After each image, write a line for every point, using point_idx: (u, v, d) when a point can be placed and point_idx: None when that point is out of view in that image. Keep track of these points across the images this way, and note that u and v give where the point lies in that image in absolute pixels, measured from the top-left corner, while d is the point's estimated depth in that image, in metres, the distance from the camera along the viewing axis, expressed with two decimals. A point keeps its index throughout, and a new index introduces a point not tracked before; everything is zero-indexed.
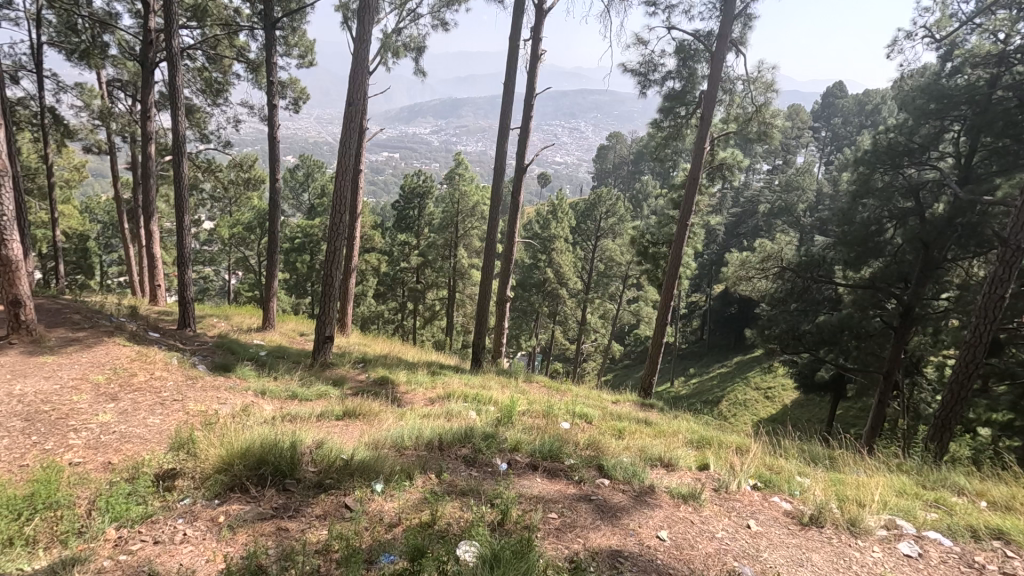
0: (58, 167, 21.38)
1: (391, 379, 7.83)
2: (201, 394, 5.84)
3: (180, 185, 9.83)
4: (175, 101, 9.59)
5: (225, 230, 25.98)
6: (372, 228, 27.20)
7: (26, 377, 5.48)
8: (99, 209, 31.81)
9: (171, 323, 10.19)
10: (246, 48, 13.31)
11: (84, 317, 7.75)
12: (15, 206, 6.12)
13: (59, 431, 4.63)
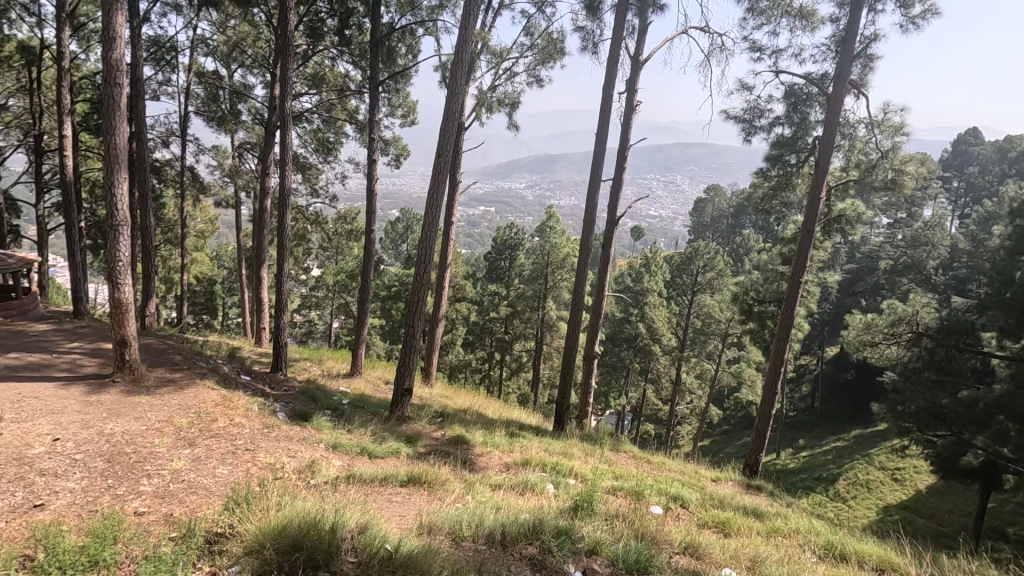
0: (195, 219, 24.01)
1: (467, 438, 7.38)
2: (274, 445, 5.71)
3: (283, 234, 10.30)
4: (284, 158, 10.16)
5: (331, 278, 27.66)
6: (464, 278, 27.73)
7: (119, 417, 5.69)
8: (226, 257, 35.19)
9: (264, 367, 10.51)
10: (356, 110, 14.18)
11: (184, 358, 8.12)
12: (130, 254, 6.60)
13: (133, 475, 4.62)
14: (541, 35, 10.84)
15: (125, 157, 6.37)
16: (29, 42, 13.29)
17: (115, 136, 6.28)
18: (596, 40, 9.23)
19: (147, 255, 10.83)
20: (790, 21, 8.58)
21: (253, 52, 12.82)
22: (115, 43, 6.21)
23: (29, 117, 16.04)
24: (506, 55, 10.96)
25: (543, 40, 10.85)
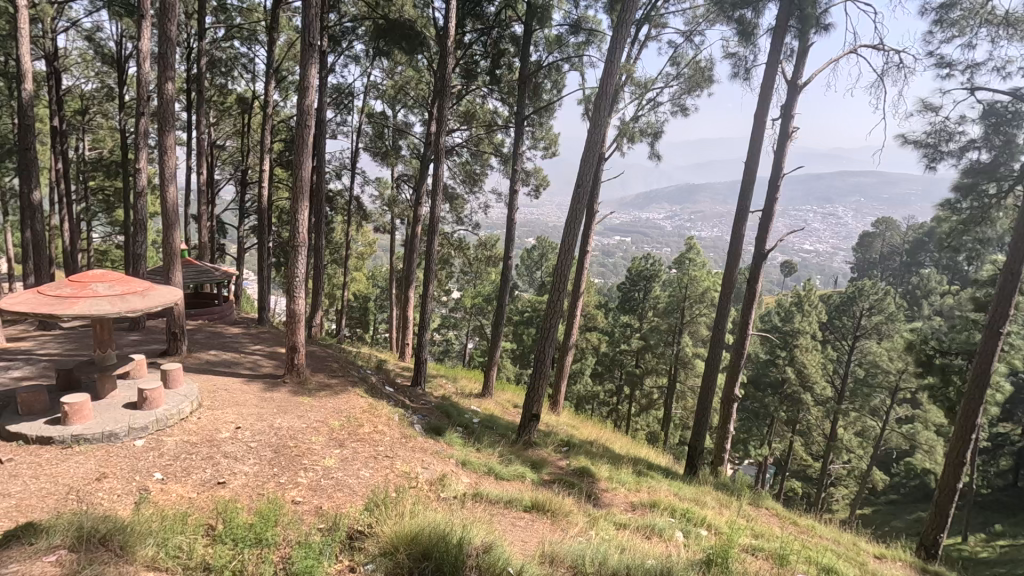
0: (356, 242, 26.86)
1: (592, 471, 7.22)
2: (410, 455, 6.10)
3: (430, 258, 11.09)
4: (435, 188, 11.01)
5: (468, 300, 29.09)
6: (596, 307, 27.48)
7: (286, 414, 6.53)
8: (379, 277, 38.63)
9: (406, 380, 11.32)
10: (502, 143, 14.96)
11: (340, 366, 9.06)
12: (305, 271, 7.56)
13: (293, 467, 5.24)
14: (688, 64, 10.62)
15: (308, 188, 7.38)
16: (244, 94, 16.08)
17: (302, 170, 7.31)
18: (748, 65, 8.81)
19: (316, 272, 12.29)
20: (991, 31, 7.43)
21: (415, 93, 14.21)
22: (308, 91, 7.28)
23: (238, 155, 19.29)
24: (650, 85, 10.89)
25: (690, 69, 10.62)
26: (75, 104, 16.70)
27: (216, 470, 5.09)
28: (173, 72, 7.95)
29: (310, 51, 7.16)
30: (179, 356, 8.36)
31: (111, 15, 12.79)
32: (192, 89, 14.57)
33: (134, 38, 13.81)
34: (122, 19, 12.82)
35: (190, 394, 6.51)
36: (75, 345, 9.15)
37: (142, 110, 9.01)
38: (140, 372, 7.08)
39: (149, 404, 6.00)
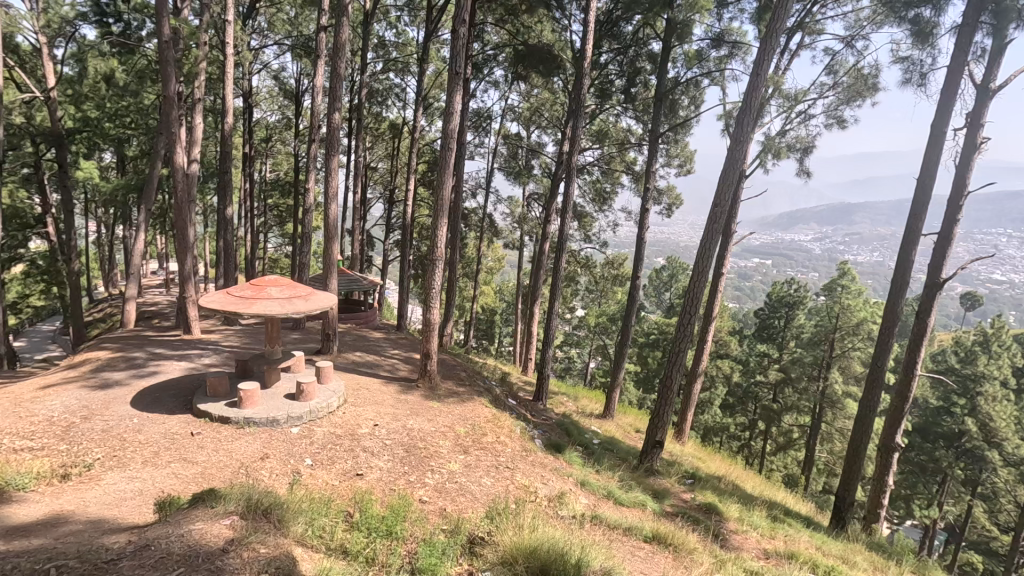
0: (487, 257, 27.99)
1: (720, 510, 6.73)
2: (530, 469, 6.17)
3: (557, 275, 11.21)
4: (566, 207, 11.14)
5: (593, 319, 28.81)
6: (729, 333, 25.72)
7: (417, 417, 6.97)
8: (507, 291, 39.76)
9: (528, 395, 11.49)
10: (634, 161, 14.74)
11: (468, 376, 9.48)
12: (441, 283, 8.05)
13: (421, 467, 5.58)
14: (848, 72, 9.67)
15: (447, 205, 7.87)
16: (395, 120, 17.68)
17: (443, 190, 7.83)
18: (924, 70, 7.79)
19: (450, 285, 13.01)
20: None
21: (550, 114, 14.56)
22: (452, 116, 7.80)
23: (388, 175, 21.19)
24: (801, 97, 10.08)
25: (850, 78, 9.66)
26: (262, 133, 19.56)
27: (356, 462, 5.58)
28: (340, 104, 8.99)
29: (455, 80, 7.69)
30: (330, 355, 9.32)
31: (294, 57, 14.86)
32: (353, 117, 16.35)
33: (311, 76, 15.88)
34: (302, 60, 14.83)
35: (337, 390, 7.21)
36: (251, 340, 10.62)
37: (314, 137, 10.29)
38: (299, 367, 7.98)
39: (304, 396, 6.77)
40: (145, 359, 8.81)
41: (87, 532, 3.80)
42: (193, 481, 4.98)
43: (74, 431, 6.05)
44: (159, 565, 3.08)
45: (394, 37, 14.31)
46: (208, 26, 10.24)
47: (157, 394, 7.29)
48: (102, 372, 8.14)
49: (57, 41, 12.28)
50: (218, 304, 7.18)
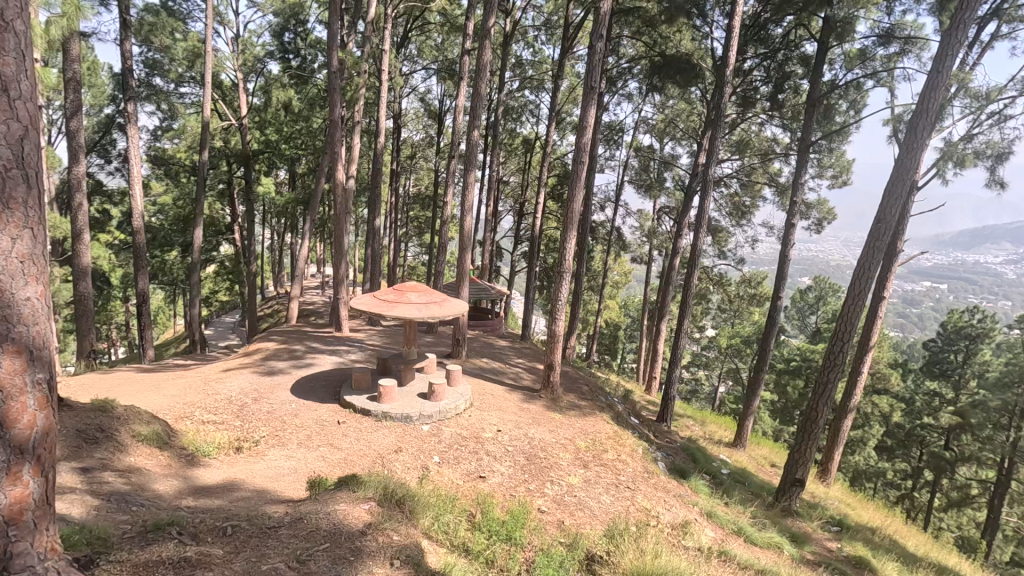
0: (613, 271, 27.58)
1: (873, 565, 5.91)
2: (652, 491, 5.93)
3: (688, 292, 10.71)
4: (700, 221, 10.63)
5: (725, 340, 27.04)
6: (890, 366, 22.61)
7: (539, 426, 7.05)
8: (632, 306, 38.76)
9: (652, 415, 11.07)
10: (779, 173, 13.66)
11: (590, 390, 9.39)
12: (568, 296, 8.09)
13: (541, 477, 5.63)
14: None
15: (577, 218, 7.90)
16: (529, 136, 18.20)
17: (574, 203, 7.88)
18: None
19: (575, 298, 13.01)
20: None
21: (686, 125, 14.03)
22: (586, 130, 7.84)
23: (519, 189, 21.83)
24: (996, 96, 8.63)
25: None
26: (408, 151, 21.24)
27: (479, 464, 5.79)
28: (480, 121, 9.48)
29: (591, 94, 7.74)
30: (459, 359, 9.78)
31: (439, 80, 15.98)
32: (489, 134, 17.14)
33: (453, 96, 16.96)
34: (445, 82, 15.90)
35: (465, 393, 7.55)
36: (390, 340, 11.51)
37: (454, 154, 10.93)
38: (431, 369, 8.47)
39: (435, 396, 7.18)
40: (303, 352, 9.96)
41: (254, 499, 4.38)
42: (338, 465, 5.52)
43: (246, 410, 7.02)
44: (309, 537, 3.47)
45: (531, 56, 14.79)
46: (369, 56, 11.41)
47: (311, 384, 8.20)
48: (270, 360, 9.34)
49: (250, 76, 14.46)
50: (366, 305, 7.90)
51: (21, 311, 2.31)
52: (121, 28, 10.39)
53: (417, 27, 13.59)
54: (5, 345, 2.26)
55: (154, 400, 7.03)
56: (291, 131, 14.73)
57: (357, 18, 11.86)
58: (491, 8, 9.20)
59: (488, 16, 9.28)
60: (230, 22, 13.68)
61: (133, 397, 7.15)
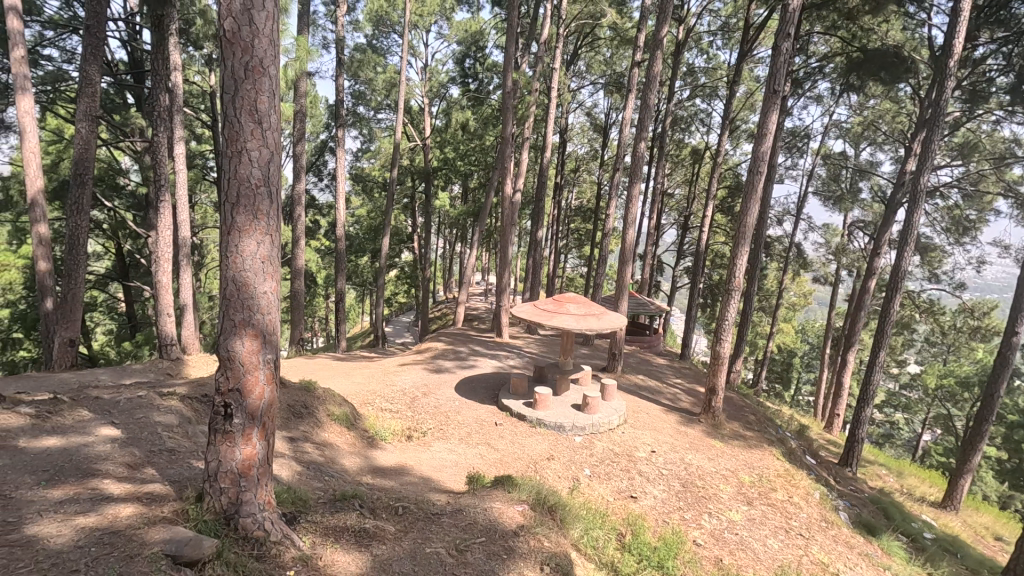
0: (790, 292, 24.91)
1: None
2: (830, 544, 5.21)
3: (886, 320, 9.23)
4: (906, 237, 9.12)
5: (933, 379, 22.74)
6: None
7: (697, 453, 6.63)
8: (812, 333, 34.52)
9: (833, 457, 9.73)
10: (1020, 180, 11.16)
11: (758, 421, 8.58)
12: (736, 316, 7.50)
13: (698, 507, 5.29)
14: None
15: (751, 232, 7.29)
16: (698, 146, 17.35)
17: (747, 216, 7.29)
18: None
19: (744, 319, 12.00)
20: None
21: (890, 127, 12.18)
22: (765, 137, 7.23)
23: (685, 202, 20.87)
24: None
25: None
26: (572, 164, 21.61)
27: (631, 483, 5.63)
28: (647, 133, 9.28)
29: (773, 98, 7.13)
30: (614, 374, 9.64)
31: (606, 93, 16.04)
32: (656, 145, 16.70)
33: (619, 109, 16.86)
34: (613, 95, 15.88)
35: (619, 409, 7.40)
36: (547, 349, 11.77)
37: (618, 167, 10.85)
38: (586, 380, 8.46)
39: (588, 409, 7.17)
40: (466, 354, 10.64)
41: (420, 485, 4.79)
42: (493, 464, 5.79)
43: (416, 403, 7.71)
44: (466, 529, 3.68)
45: (704, 63, 14.11)
46: (540, 75, 11.88)
47: (473, 385, 8.73)
48: (438, 360, 10.15)
49: (434, 101, 15.98)
50: (526, 313, 8.19)
51: (260, 302, 2.83)
52: (336, 66, 12.20)
53: (587, 43, 13.80)
54: (248, 329, 2.80)
55: (344, 386, 8.08)
56: (466, 149, 15.89)
57: (531, 40, 12.44)
58: (664, 16, 8.98)
59: (661, 25, 9.07)
60: (421, 54, 15.34)
61: (328, 381, 8.30)
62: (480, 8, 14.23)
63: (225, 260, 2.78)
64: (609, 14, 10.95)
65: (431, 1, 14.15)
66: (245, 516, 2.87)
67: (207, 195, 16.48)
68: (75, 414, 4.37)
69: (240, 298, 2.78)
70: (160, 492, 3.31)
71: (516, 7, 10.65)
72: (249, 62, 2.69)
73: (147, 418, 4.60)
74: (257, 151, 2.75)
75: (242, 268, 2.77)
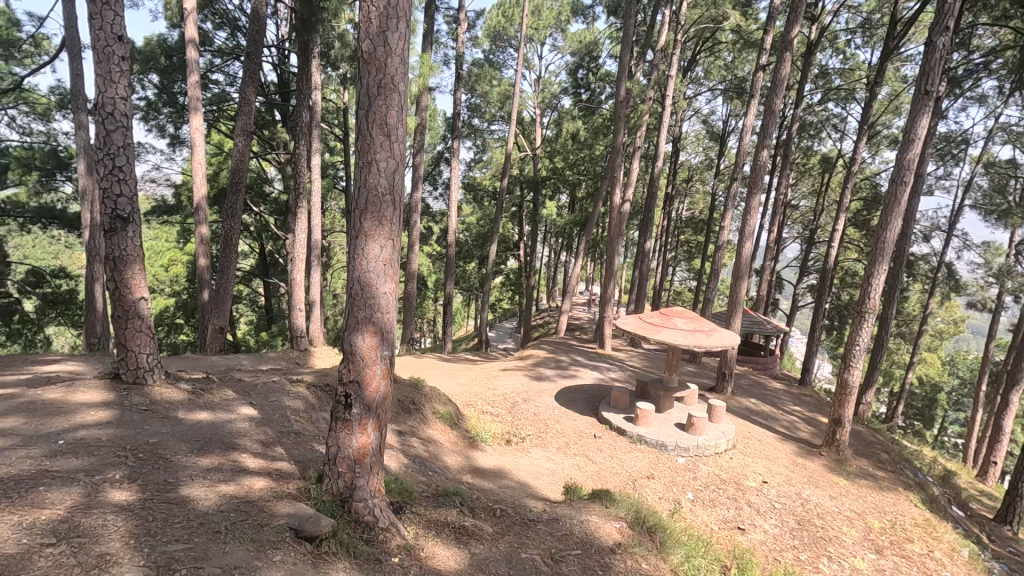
0: (937, 317, 21.97)
1: None
2: None
3: None
4: None
5: None
6: None
7: (816, 489, 6.05)
8: (964, 365, 30.16)
9: (987, 511, 8.41)
10: None
11: (892, 461, 7.64)
12: (870, 342, 6.75)
13: (815, 548, 4.81)
14: None
15: (891, 249, 6.54)
16: (829, 153, 15.94)
17: (886, 230, 6.55)
18: None
19: (878, 345, 10.78)
20: None
21: None
22: (913, 143, 6.47)
23: (811, 214, 19.24)
24: None
25: None
26: (685, 174, 20.84)
27: (738, 513, 5.26)
28: (770, 140, 8.70)
29: (924, 100, 6.36)
30: (723, 395, 9.09)
31: (725, 99, 15.30)
32: (779, 153, 15.60)
33: (739, 115, 15.98)
34: (733, 101, 15.09)
35: (728, 433, 6.96)
36: (651, 364, 11.39)
37: (736, 176, 10.28)
38: (691, 400, 8.06)
39: (693, 429, 6.83)
40: (567, 363, 10.62)
41: (517, 489, 4.84)
42: (591, 477, 5.71)
43: (516, 408, 7.83)
44: (561, 539, 3.66)
45: (840, 64, 12.97)
46: (654, 83, 11.63)
47: (573, 395, 8.68)
48: (539, 367, 10.23)
49: (546, 111, 16.23)
50: (631, 326, 7.99)
51: (380, 301, 3.04)
52: (455, 81, 12.83)
53: (707, 48, 13.27)
54: (368, 326, 3.01)
55: (448, 386, 8.41)
56: (575, 159, 15.92)
57: (646, 48, 12.23)
58: (795, 16, 8.40)
59: (791, 25, 8.49)
60: (535, 66, 15.66)
61: (435, 380, 8.68)
62: (596, 18, 14.26)
63: (352, 262, 3.02)
64: (732, 17, 10.46)
65: (546, 14, 14.43)
66: (357, 500, 3.09)
67: (336, 202, 18.03)
68: (222, 393, 4.97)
69: (363, 297, 3.00)
70: (287, 469, 3.66)
71: (633, 16, 10.52)
72: (382, 80, 2.91)
73: (278, 402, 5.11)
74: (384, 161, 2.96)
75: (366, 269, 2.99)
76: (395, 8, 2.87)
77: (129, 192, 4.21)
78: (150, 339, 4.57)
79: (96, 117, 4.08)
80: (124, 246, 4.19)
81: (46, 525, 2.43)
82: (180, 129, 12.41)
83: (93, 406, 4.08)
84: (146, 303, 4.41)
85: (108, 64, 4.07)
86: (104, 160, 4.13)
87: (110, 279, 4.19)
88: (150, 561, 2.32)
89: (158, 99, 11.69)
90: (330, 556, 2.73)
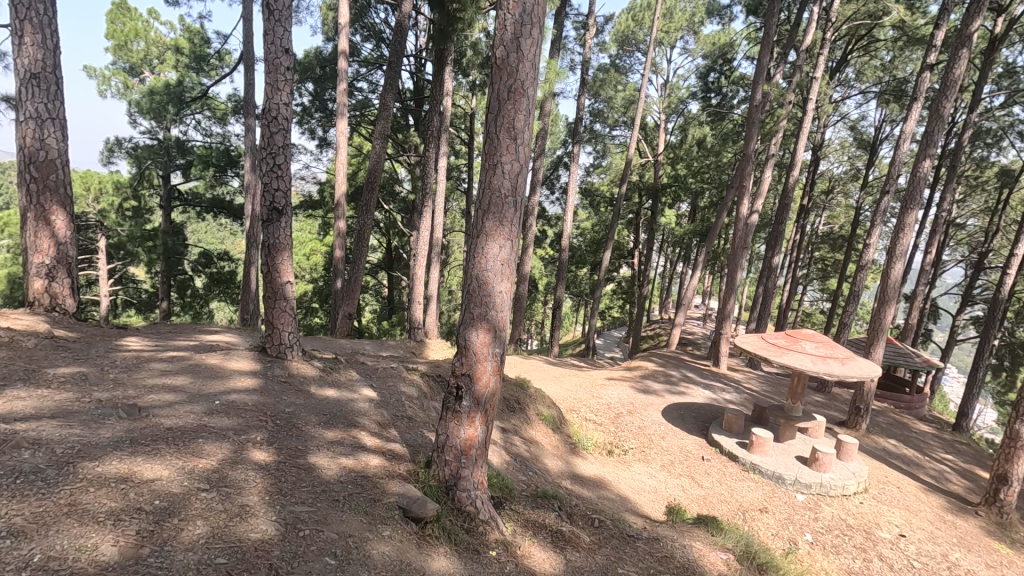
0: None
1: None
2: None
3: None
4: None
5: None
6: None
7: (969, 553, 5.22)
8: None
9: None
10: None
11: None
12: None
13: None
14: None
15: None
16: (1010, 165, 13.67)
17: None
18: None
19: None
20: None
21: None
22: None
23: (981, 236, 16.69)
24: None
25: None
26: (825, 185, 19.04)
27: (866, 565, 4.71)
28: (934, 148, 7.64)
29: None
30: (856, 431, 8.16)
31: (879, 103, 13.71)
32: (944, 164, 13.68)
33: (896, 121, 14.24)
34: (889, 105, 13.51)
35: (859, 474, 6.24)
36: (771, 388, 10.55)
37: (887, 189, 9.15)
38: (817, 433, 7.33)
39: (818, 465, 6.21)
40: (677, 378, 10.17)
41: (616, 502, 4.73)
42: (697, 501, 5.41)
43: (620, 420, 7.65)
44: (661, 561, 3.51)
45: None
46: (796, 85, 10.73)
47: (682, 412, 8.30)
48: (647, 380, 9.91)
49: (671, 117, 15.73)
50: (752, 345, 7.45)
51: (495, 299, 3.12)
52: (580, 86, 12.82)
53: (861, 47, 12.01)
54: (483, 323, 3.11)
55: (553, 389, 8.44)
56: (700, 166, 15.22)
57: (789, 48, 11.31)
58: (977, 7, 7.30)
59: (971, 19, 7.41)
60: (663, 70, 15.22)
61: (540, 382, 8.74)
62: (732, 19, 13.52)
63: (471, 259, 3.14)
64: (895, 11, 9.33)
65: (679, 16, 13.94)
66: (461, 490, 3.21)
67: (457, 202, 18.83)
68: (347, 373, 5.41)
69: (480, 295, 3.10)
70: (399, 451, 3.90)
71: (776, 15, 9.80)
72: (511, 85, 3.00)
73: (394, 387, 5.46)
74: (509, 164, 3.05)
75: (484, 268, 3.09)
76: (529, 14, 2.95)
77: (284, 187, 4.73)
78: (292, 319, 5.11)
79: (263, 121, 4.65)
80: (277, 235, 4.72)
81: (202, 472, 2.81)
82: (328, 132, 13.72)
83: (243, 374, 4.65)
84: (291, 287, 4.91)
85: (275, 74, 4.61)
86: (267, 159, 4.69)
87: (264, 263, 4.75)
88: (279, 517, 2.59)
89: (312, 105, 13.02)
90: (433, 539, 2.86)
